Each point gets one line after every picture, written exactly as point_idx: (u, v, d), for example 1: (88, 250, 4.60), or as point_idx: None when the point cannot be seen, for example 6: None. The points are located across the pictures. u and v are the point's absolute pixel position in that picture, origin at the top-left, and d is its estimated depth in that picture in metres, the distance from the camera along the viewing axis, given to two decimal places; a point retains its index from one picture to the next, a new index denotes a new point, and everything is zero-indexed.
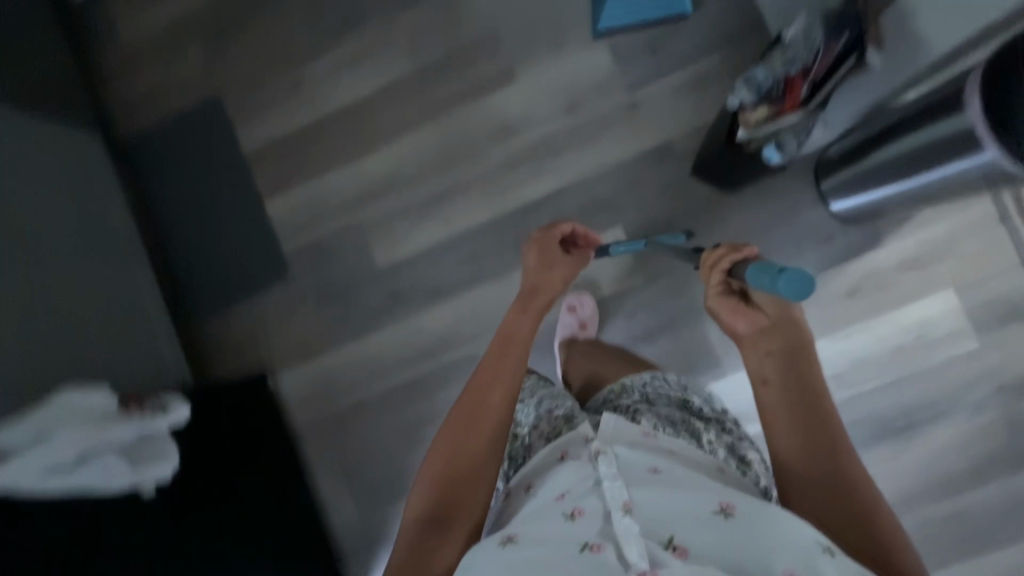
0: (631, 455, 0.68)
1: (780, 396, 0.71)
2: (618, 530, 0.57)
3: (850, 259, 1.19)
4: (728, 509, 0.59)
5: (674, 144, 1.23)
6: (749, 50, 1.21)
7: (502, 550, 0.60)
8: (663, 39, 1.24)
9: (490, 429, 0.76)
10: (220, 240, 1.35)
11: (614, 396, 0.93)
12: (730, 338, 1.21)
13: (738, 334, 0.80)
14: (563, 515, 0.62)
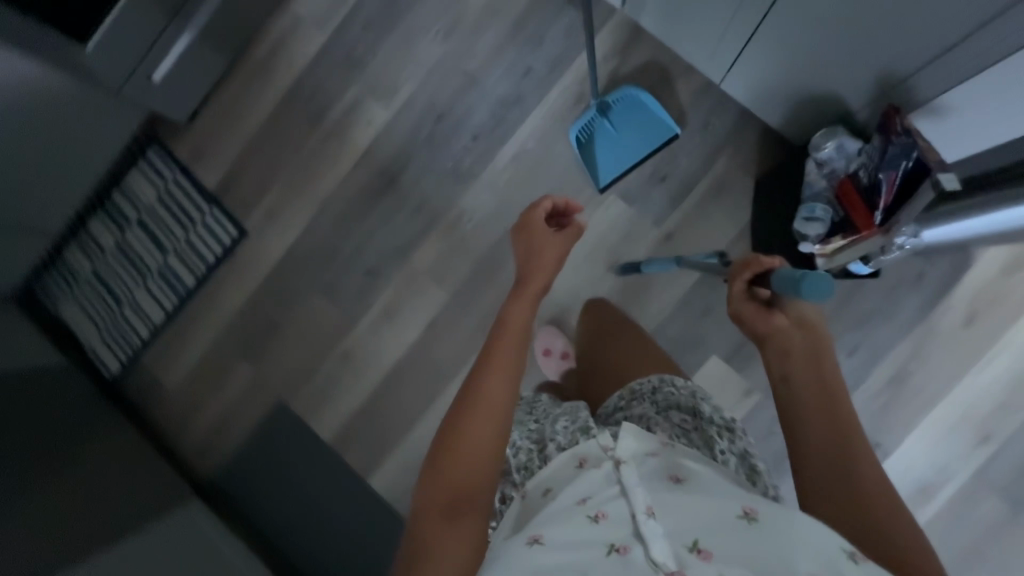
0: (648, 463, 0.67)
1: (809, 385, 0.71)
2: (644, 531, 0.57)
3: (952, 287, 1.13)
4: (752, 514, 0.58)
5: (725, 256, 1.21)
6: (749, 140, 1.20)
7: (524, 550, 0.57)
8: (665, 167, 1.23)
9: (495, 427, 0.67)
10: (339, 535, 1.28)
11: (624, 403, 0.92)
12: (875, 415, 1.16)
13: (763, 335, 0.79)
14: (586, 517, 0.60)
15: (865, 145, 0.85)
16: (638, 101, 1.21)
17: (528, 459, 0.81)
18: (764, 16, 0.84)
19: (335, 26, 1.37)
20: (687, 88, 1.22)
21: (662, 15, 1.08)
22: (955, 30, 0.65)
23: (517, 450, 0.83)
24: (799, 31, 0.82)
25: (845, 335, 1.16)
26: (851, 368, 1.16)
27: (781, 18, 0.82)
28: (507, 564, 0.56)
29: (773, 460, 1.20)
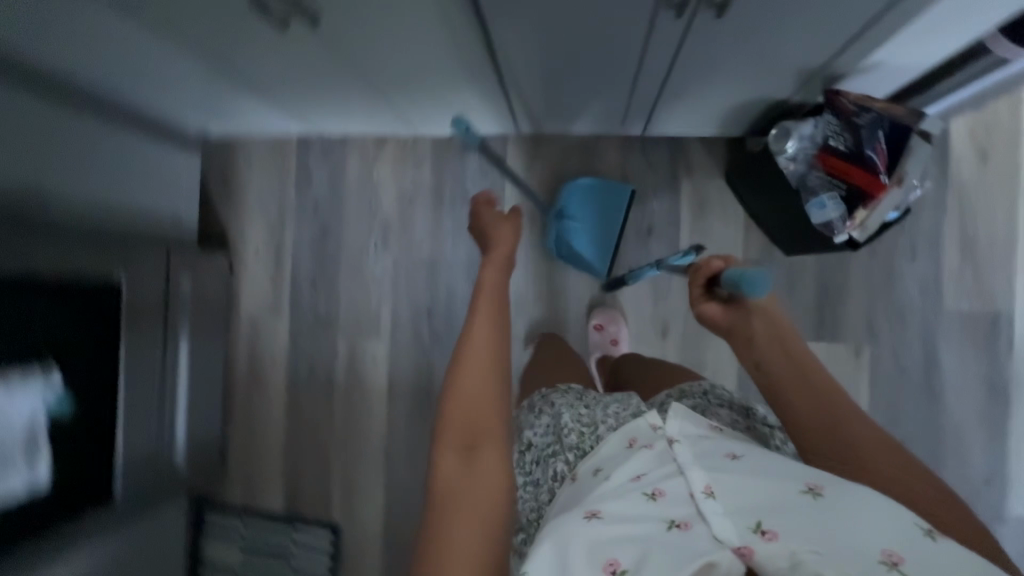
0: (705, 442, 0.61)
1: (785, 368, 0.67)
2: (704, 510, 0.52)
3: (948, 148, 1.14)
4: (817, 489, 0.52)
5: (749, 255, 1.20)
6: (693, 151, 1.21)
7: (583, 524, 0.52)
8: (643, 220, 1.23)
9: (498, 379, 0.65)
10: None
11: (671, 399, 0.81)
12: (974, 293, 1.14)
13: (727, 326, 0.74)
14: (643, 496, 0.55)
15: (822, 122, 0.85)
16: (598, 187, 1.21)
17: (579, 440, 0.71)
18: (667, 78, 0.85)
19: (288, 301, 1.37)
20: (612, 146, 1.24)
21: (561, 114, 1.09)
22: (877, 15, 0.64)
23: (568, 432, 0.73)
24: (711, 72, 0.82)
25: (899, 247, 1.15)
26: (927, 270, 1.15)
27: (689, 72, 0.82)
28: (565, 538, 0.51)
29: (926, 390, 1.16)
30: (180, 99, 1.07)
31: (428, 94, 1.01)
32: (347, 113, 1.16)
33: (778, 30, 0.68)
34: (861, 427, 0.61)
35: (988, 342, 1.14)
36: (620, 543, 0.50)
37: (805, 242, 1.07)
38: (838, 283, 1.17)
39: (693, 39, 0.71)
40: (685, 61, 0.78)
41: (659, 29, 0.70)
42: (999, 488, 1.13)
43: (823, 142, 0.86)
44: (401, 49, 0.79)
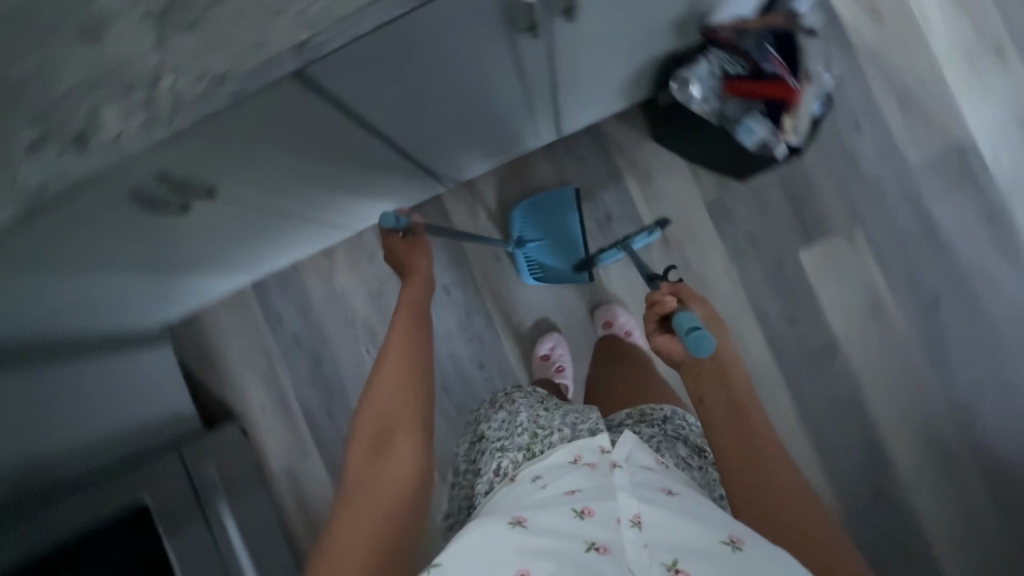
0: (646, 474, 0.63)
1: (725, 411, 0.64)
2: (623, 537, 0.55)
3: (840, 20, 1.15)
4: (738, 542, 0.53)
5: (709, 197, 1.20)
6: (612, 130, 1.22)
7: (508, 531, 0.55)
8: (597, 211, 1.23)
9: (420, 374, 0.68)
10: None
11: (630, 420, 0.86)
12: (931, 136, 1.13)
13: (681, 362, 0.70)
14: (572, 513, 0.58)
15: (711, 60, 0.87)
16: (534, 205, 1.21)
17: (529, 441, 0.74)
18: (556, 78, 0.85)
19: (312, 440, 1.35)
20: (538, 160, 1.25)
21: (481, 156, 1.10)
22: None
23: (521, 431, 0.76)
24: (596, 56, 0.82)
25: (842, 127, 1.15)
26: (878, 135, 1.14)
27: (577, 64, 0.82)
28: (485, 542, 0.54)
29: (933, 244, 1.14)
30: (134, 304, 1.07)
31: (359, 194, 1.02)
32: (290, 243, 1.17)
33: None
34: (794, 484, 0.59)
35: (965, 174, 1.13)
36: (537, 554, 0.53)
37: (750, 163, 1.06)
38: (802, 184, 1.17)
39: (566, 37, 0.71)
40: (568, 56, 0.78)
41: (530, 44, 0.69)
42: None
43: (722, 74, 0.87)
44: (305, 172, 0.80)
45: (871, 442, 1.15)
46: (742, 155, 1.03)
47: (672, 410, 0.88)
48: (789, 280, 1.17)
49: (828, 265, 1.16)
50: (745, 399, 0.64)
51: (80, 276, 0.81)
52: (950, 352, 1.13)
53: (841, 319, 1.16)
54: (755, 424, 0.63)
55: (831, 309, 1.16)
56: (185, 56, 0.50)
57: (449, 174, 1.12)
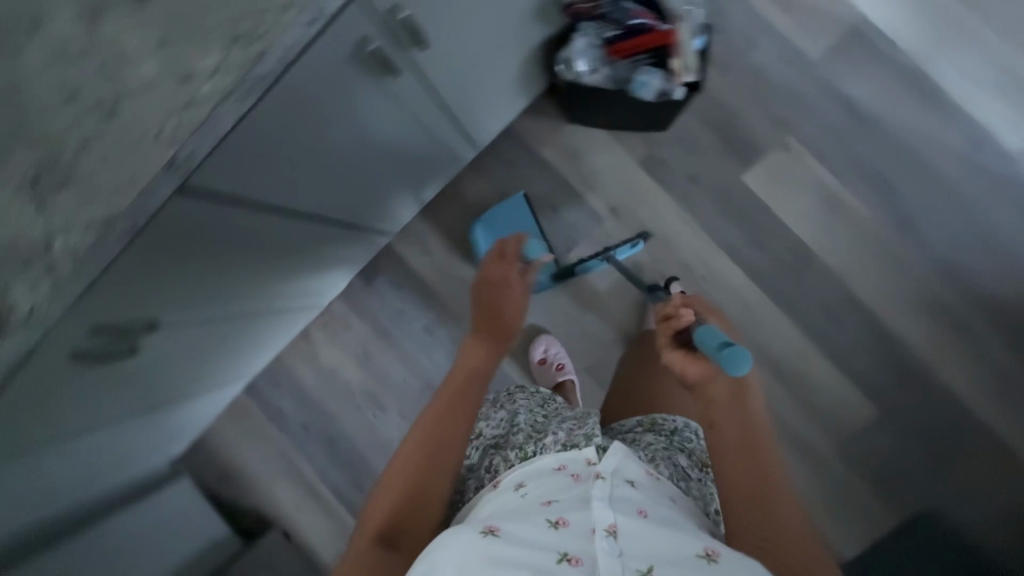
0: (629, 488, 0.63)
1: (731, 433, 0.62)
2: (596, 545, 0.54)
3: None
4: (714, 554, 0.53)
5: (640, 157, 1.20)
6: (528, 127, 1.23)
7: (478, 539, 0.55)
8: (541, 208, 1.24)
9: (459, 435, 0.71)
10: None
11: (639, 428, 0.88)
12: (828, 24, 1.13)
13: (693, 381, 0.67)
14: (547, 524, 0.58)
15: (581, 33, 0.88)
16: (490, 220, 1.22)
17: (523, 441, 0.78)
18: (441, 103, 0.85)
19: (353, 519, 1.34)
20: (470, 180, 1.26)
21: (411, 192, 1.10)
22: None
23: (517, 431, 0.81)
24: (472, 69, 0.83)
25: (739, 47, 1.15)
26: (775, 42, 1.15)
27: (457, 83, 0.84)
28: (454, 553, 0.54)
29: (868, 124, 1.13)
30: (131, 456, 1.07)
31: (306, 269, 1.03)
32: (259, 343, 1.18)
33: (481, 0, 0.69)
34: (789, 506, 0.58)
35: (874, 47, 1.13)
36: (505, 563, 0.53)
37: (653, 113, 1.08)
38: (723, 113, 1.17)
39: (430, 64, 0.72)
40: (443, 79, 0.79)
41: (397, 82, 0.70)
42: (993, 139, 1.10)
43: (596, 42, 0.89)
44: (234, 272, 0.80)
45: (876, 332, 1.15)
46: (653, 109, 1.03)
47: (686, 422, 0.90)
48: (744, 207, 1.18)
49: (776, 181, 1.17)
50: (755, 423, 0.63)
51: (70, 450, 0.82)
52: (921, 220, 1.13)
53: (806, 226, 1.16)
54: (759, 444, 0.61)
55: (791, 221, 1.16)
56: (67, 212, 0.50)
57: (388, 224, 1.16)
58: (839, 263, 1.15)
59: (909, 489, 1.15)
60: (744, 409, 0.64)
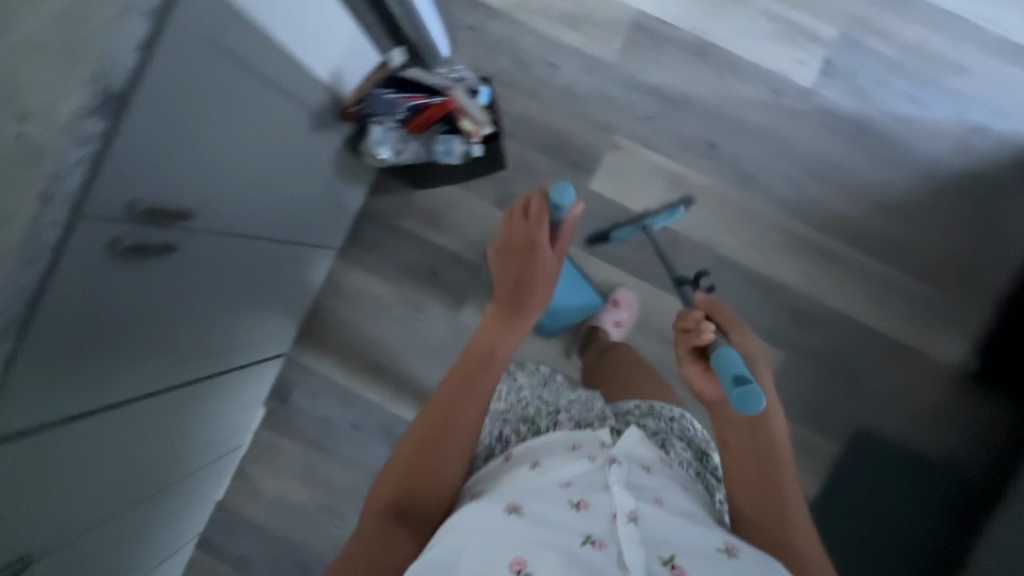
0: (642, 474, 0.66)
1: (744, 453, 0.71)
2: (620, 532, 0.57)
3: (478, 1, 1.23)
4: (732, 548, 0.59)
5: (493, 199, 1.24)
6: (381, 205, 1.26)
7: (503, 518, 0.57)
8: (421, 275, 1.26)
9: (472, 423, 0.72)
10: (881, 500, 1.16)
11: (638, 413, 0.87)
12: (611, 28, 1.20)
13: (709, 400, 0.77)
14: (569, 504, 0.60)
15: (372, 129, 0.92)
16: None
17: (532, 416, 0.81)
18: (258, 230, 0.86)
19: None
20: (345, 272, 1.27)
21: (307, 260, 1.12)
22: (260, 59, 0.66)
23: (525, 404, 0.83)
24: (276, 195, 0.85)
25: (544, 74, 1.22)
26: (573, 60, 1.22)
27: (267, 212, 0.85)
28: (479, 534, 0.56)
29: (680, 102, 1.20)
30: None
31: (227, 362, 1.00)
32: (184, 502, 1.12)
33: (246, 145, 0.72)
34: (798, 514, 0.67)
35: (659, 33, 1.20)
36: (527, 542, 0.55)
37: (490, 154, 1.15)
38: (551, 135, 1.23)
39: (219, 215, 0.74)
40: (247, 218, 0.81)
41: (188, 249, 0.72)
42: (790, 83, 1.18)
43: (389, 131, 0.92)
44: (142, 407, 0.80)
45: (759, 283, 1.20)
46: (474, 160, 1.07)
47: (683, 412, 0.90)
48: (600, 211, 1.23)
49: (620, 180, 1.22)
50: (772, 445, 0.72)
51: None
52: (758, 170, 1.20)
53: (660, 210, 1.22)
54: (774, 462, 0.70)
55: (647, 211, 1.22)
56: None
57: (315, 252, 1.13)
58: (703, 231, 1.21)
59: (840, 411, 1.20)
60: (762, 432, 0.72)
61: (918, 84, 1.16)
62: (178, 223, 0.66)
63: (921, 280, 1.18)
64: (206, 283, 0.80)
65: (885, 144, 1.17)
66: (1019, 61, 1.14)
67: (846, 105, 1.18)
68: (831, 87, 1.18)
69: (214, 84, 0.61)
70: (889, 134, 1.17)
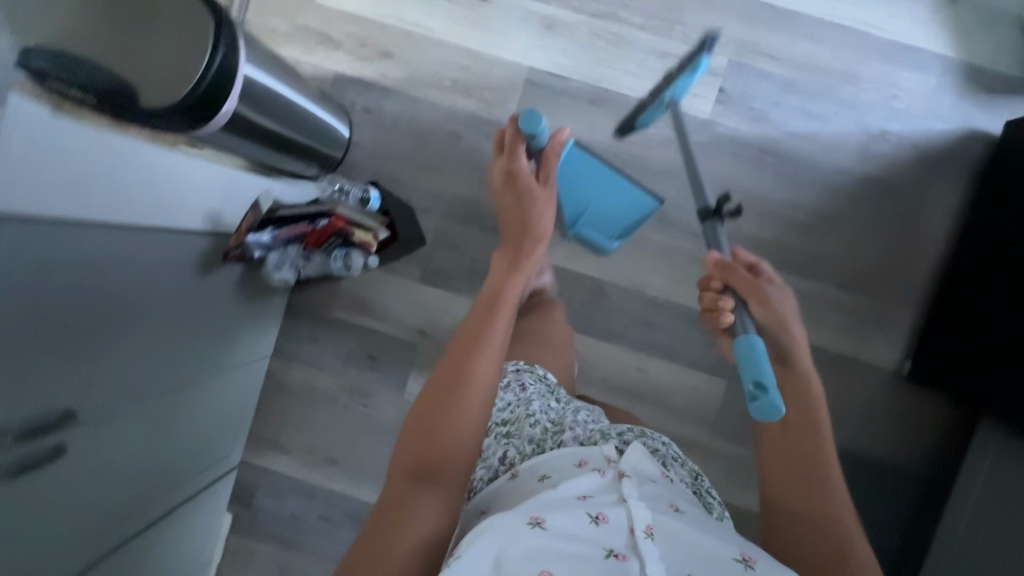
0: (653, 487, 0.68)
1: (782, 446, 0.75)
2: (642, 546, 0.57)
3: (369, 82, 1.22)
4: (750, 560, 0.58)
5: (419, 275, 1.24)
6: (311, 299, 1.26)
7: (527, 530, 0.57)
8: (361, 360, 1.26)
9: (486, 388, 0.69)
10: None
11: (635, 432, 0.88)
12: (505, 90, 1.20)
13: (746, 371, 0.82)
14: (588, 517, 0.60)
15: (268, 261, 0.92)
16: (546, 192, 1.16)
17: (540, 436, 0.81)
18: (165, 381, 0.85)
19: None
20: (287, 369, 1.27)
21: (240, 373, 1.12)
22: (110, 251, 0.67)
23: (530, 423, 0.83)
24: (170, 350, 0.84)
25: (446, 144, 1.22)
26: (472, 126, 1.22)
27: (168, 367, 0.85)
28: (506, 543, 0.55)
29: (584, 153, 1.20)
30: None
31: (184, 476, 1.02)
32: None
33: (121, 323, 0.72)
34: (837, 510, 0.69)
35: (552, 88, 1.20)
36: (552, 556, 0.55)
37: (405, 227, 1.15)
38: (465, 204, 1.23)
39: (107, 396, 0.73)
40: (144, 386, 0.80)
41: (75, 442, 0.70)
42: (689, 118, 1.19)
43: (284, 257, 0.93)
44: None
45: (692, 317, 1.22)
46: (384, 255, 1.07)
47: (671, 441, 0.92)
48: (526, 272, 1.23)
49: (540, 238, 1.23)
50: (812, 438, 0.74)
51: None
52: (673, 208, 1.20)
53: (584, 262, 1.22)
54: (813, 457, 0.73)
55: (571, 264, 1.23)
56: None
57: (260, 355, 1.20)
58: (629, 275, 1.22)
59: None
60: (804, 421, 0.75)
61: (813, 98, 1.17)
62: (61, 426, 0.66)
63: (845, 289, 1.19)
64: (133, 423, 0.80)
65: (791, 162, 1.18)
66: (906, 62, 1.15)
67: (746, 130, 1.18)
68: (729, 115, 1.18)
69: (51, 292, 0.60)
70: (793, 152, 1.18)
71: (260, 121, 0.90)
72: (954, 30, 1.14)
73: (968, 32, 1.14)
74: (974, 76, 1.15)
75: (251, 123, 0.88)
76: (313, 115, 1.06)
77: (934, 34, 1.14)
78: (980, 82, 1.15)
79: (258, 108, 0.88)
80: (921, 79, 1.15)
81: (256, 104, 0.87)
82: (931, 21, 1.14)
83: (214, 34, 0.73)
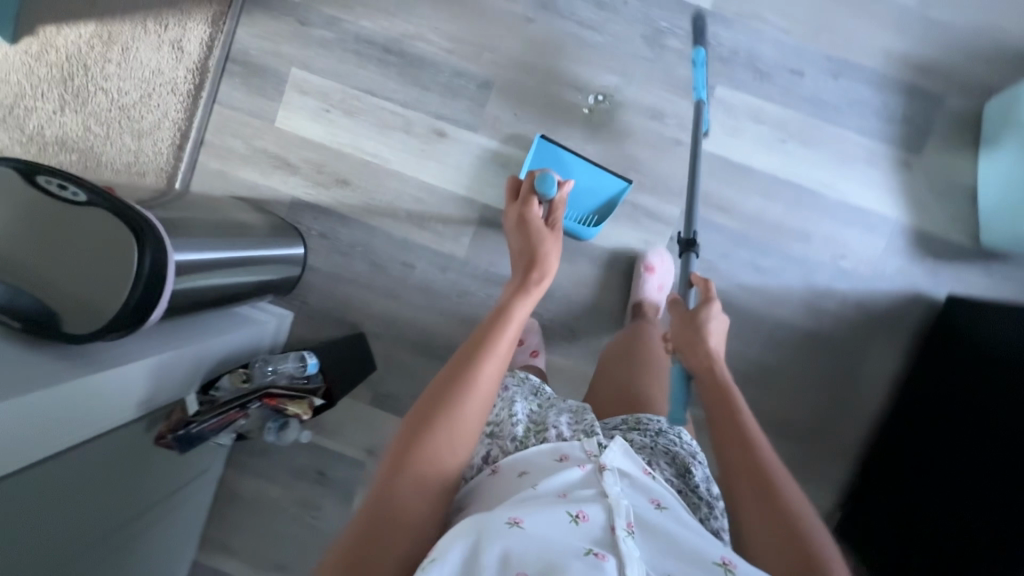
0: (642, 483, 0.66)
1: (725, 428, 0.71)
2: (623, 548, 0.55)
3: (326, 208, 1.23)
4: (729, 562, 0.56)
5: (367, 398, 1.27)
6: None
7: (503, 529, 0.54)
8: (309, 474, 1.30)
9: (486, 395, 0.71)
10: None
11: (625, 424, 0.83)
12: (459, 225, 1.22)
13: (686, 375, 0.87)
14: (568, 517, 0.58)
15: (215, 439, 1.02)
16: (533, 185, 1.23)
17: (523, 436, 0.76)
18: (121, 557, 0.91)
19: None
20: (237, 474, 1.31)
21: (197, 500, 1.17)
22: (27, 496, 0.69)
23: (509, 424, 0.78)
24: (119, 522, 0.88)
25: (399, 273, 1.24)
26: (426, 258, 1.23)
27: (121, 544, 0.90)
28: (481, 538, 0.54)
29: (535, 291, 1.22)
30: None
31: None
32: None
33: (61, 532, 0.76)
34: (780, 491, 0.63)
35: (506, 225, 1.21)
36: (527, 557, 0.52)
37: (354, 364, 1.16)
38: (415, 332, 1.25)
39: None
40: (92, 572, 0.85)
41: None
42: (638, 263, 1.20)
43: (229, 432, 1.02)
44: None
45: None
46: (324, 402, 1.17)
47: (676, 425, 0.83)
48: None
49: None
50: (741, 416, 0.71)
51: None
52: None
53: None
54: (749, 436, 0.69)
55: None
56: None
57: (207, 465, 1.16)
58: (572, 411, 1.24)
59: None
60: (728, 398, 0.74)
61: (762, 253, 1.17)
62: None
63: (782, 436, 1.21)
64: None
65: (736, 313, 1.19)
66: (858, 222, 1.16)
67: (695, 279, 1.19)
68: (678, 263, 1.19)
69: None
70: (739, 303, 1.19)
71: (204, 293, 0.92)
72: (908, 195, 1.15)
73: (920, 197, 1.15)
74: (924, 241, 1.15)
75: (194, 299, 0.89)
76: (263, 260, 1.07)
77: (888, 196, 1.15)
78: (929, 247, 1.15)
79: (201, 284, 0.90)
80: (872, 240, 1.16)
81: (199, 282, 0.89)
82: (885, 185, 1.15)
83: (137, 254, 0.73)
